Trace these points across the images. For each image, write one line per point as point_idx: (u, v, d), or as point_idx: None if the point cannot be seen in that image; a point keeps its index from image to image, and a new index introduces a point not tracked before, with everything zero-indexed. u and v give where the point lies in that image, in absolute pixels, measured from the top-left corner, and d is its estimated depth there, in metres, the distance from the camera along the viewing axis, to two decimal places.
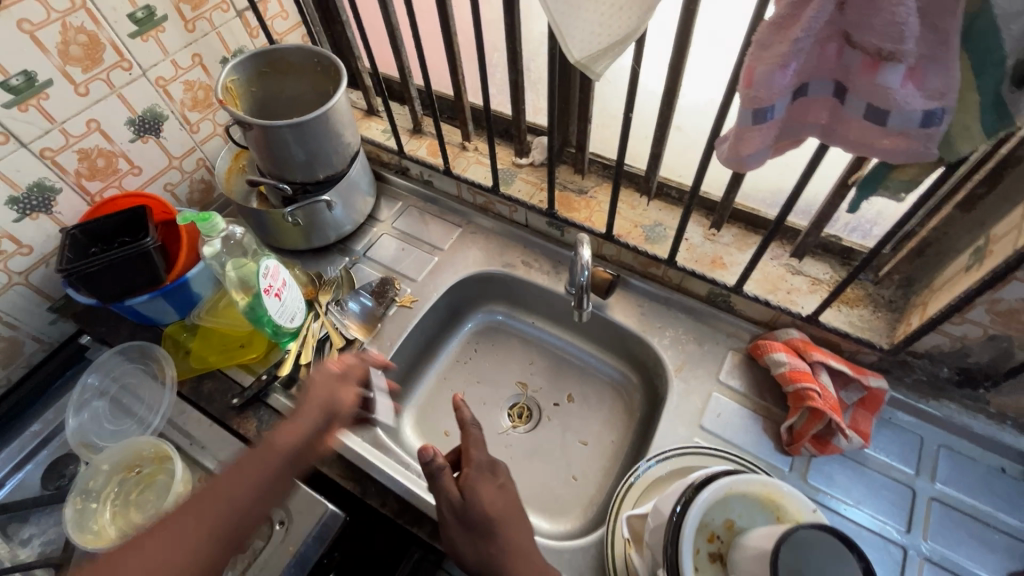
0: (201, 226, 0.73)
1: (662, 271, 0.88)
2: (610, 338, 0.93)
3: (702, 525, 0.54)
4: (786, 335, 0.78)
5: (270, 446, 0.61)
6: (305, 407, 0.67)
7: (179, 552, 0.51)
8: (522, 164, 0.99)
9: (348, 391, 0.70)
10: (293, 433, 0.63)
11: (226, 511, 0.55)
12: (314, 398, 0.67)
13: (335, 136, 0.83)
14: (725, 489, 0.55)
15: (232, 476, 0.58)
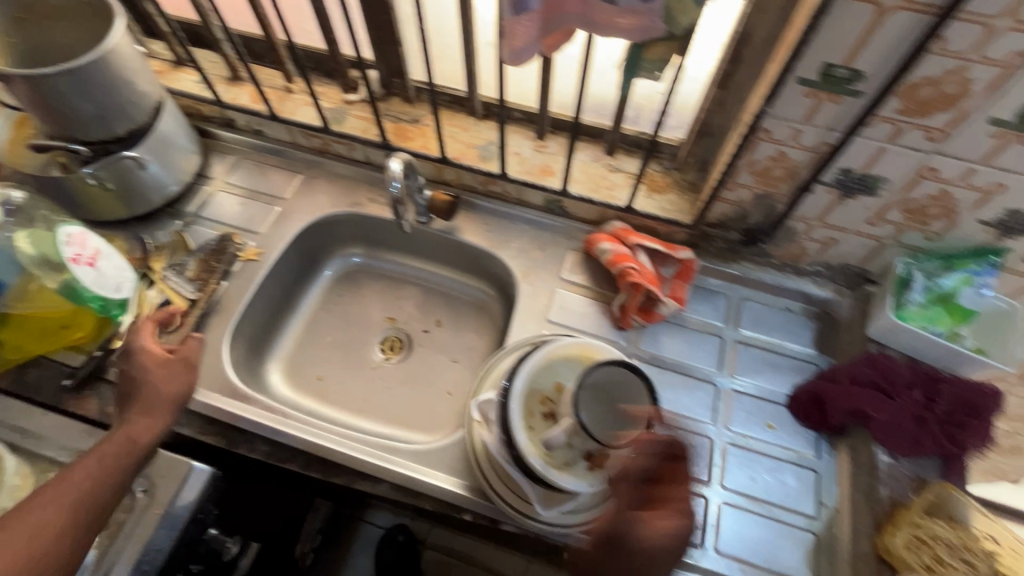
0: None
1: (500, 187, 0.92)
2: (464, 259, 0.97)
3: (533, 391, 0.63)
4: (611, 228, 0.87)
5: (132, 431, 0.65)
6: (134, 405, 0.67)
7: (46, 526, 0.55)
8: (351, 100, 0.97)
9: (175, 382, 0.71)
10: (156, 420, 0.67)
11: (84, 494, 0.59)
12: (155, 392, 0.69)
13: (125, 84, 0.76)
14: (546, 356, 0.65)
15: (76, 472, 0.60)
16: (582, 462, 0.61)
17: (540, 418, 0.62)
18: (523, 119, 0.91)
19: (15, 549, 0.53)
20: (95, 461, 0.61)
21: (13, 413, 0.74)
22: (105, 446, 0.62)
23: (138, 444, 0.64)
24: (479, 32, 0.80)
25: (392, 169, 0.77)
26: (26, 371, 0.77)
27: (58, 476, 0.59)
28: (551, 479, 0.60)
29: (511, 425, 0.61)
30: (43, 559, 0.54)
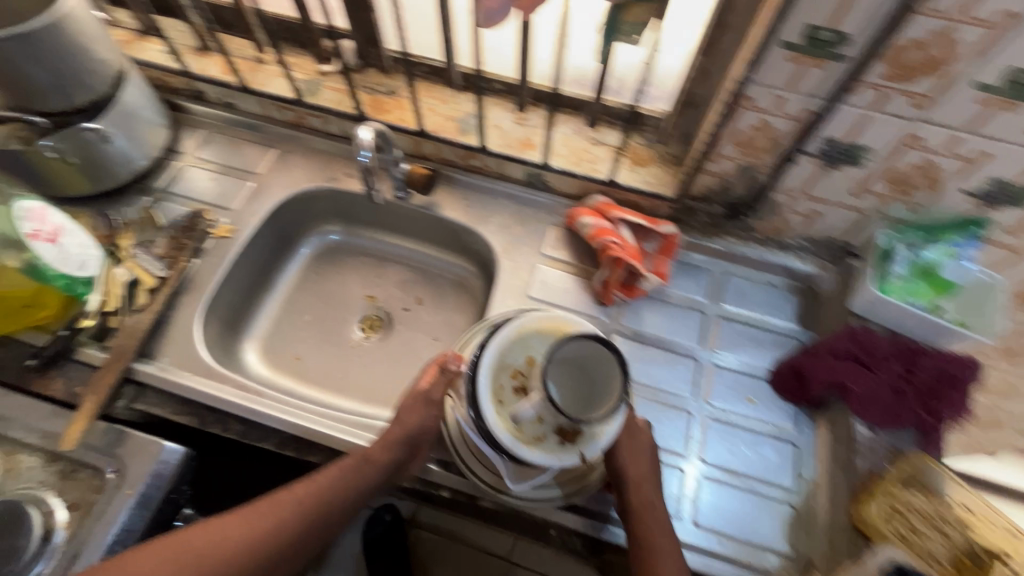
0: None
1: (480, 161, 0.89)
2: (445, 236, 0.95)
3: (502, 365, 0.62)
4: (592, 202, 0.85)
5: (367, 459, 0.66)
6: (389, 429, 0.68)
7: (276, 520, 0.61)
8: (326, 72, 0.94)
9: (425, 413, 0.69)
10: (385, 455, 0.67)
11: (313, 506, 0.63)
12: (401, 422, 0.68)
13: (84, 51, 0.73)
14: (514, 330, 0.63)
15: (323, 478, 0.65)
16: (553, 437, 0.59)
17: (510, 392, 0.61)
18: (502, 91, 0.88)
19: (264, 530, 0.60)
20: (341, 474, 0.65)
21: None
22: (350, 461, 0.66)
23: (376, 468, 0.66)
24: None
25: (362, 139, 0.75)
26: None
27: (314, 478, 0.65)
28: (520, 454, 0.59)
29: (478, 400, 0.60)
30: (268, 553, 0.59)
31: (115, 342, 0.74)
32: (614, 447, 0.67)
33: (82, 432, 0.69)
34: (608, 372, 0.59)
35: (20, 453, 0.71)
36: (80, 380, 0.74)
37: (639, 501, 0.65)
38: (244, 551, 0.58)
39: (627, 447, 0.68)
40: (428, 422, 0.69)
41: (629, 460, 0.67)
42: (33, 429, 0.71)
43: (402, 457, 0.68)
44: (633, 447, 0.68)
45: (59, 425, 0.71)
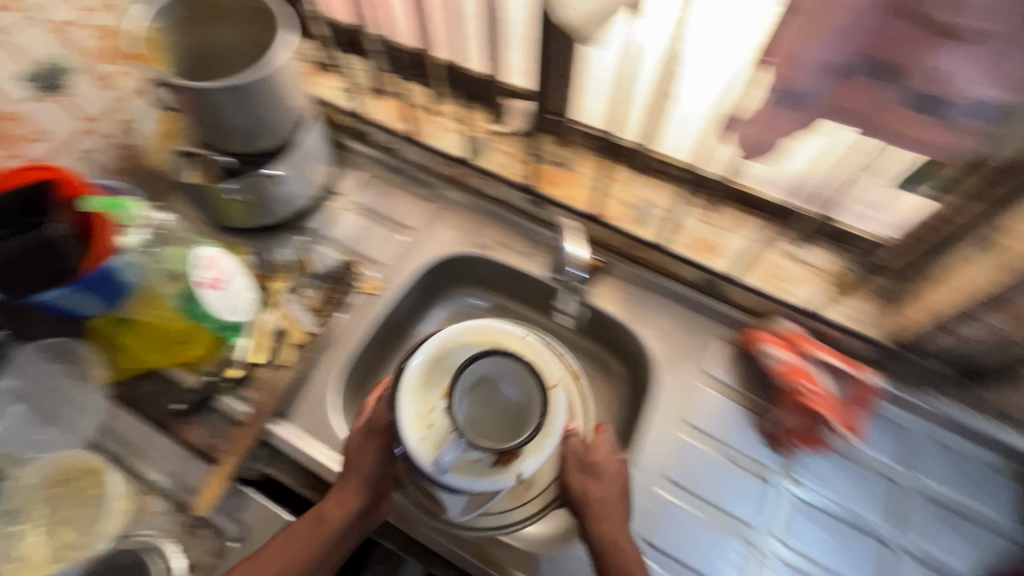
0: (117, 213, 0.70)
1: (650, 256, 0.80)
2: (592, 325, 0.84)
3: (427, 386, 0.62)
4: (779, 326, 0.73)
5: (321, 518, 0.65)
6: (346, 480, 0.66)
7: None
8: (498, 132, 0.88)
9: (377, 449, 0.67)
10: (340, 509, 0.65)
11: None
12: (352, 466, 0.66)
13: (281, 99, 0.71)
14: (436, 347, 0.65)
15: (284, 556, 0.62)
16: (486, 459, 0.57)
17: (437, 414, 0.60)
18: None
19: None
20: (296, 539, 0.63)
21: (122, 424, 0.72)
22: (305, 521, 0.65)
23: (333, 523, 0.64)
24: (672, 99, 0.67)
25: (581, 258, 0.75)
26: (139, 384, 0.74)
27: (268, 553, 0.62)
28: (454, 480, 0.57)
29: (402, 428, 0.59)
30: None
31: (258, 398, 0.73)
32: (568, 482, 0.64)
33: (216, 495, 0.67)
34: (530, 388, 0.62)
35: (151, 495, 0.69)
36: (218, 430, 0.71)
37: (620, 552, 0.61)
38: None
39: (593, 490, 0.63)
40: (381, 460, 0.67)
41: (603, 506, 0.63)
42: (168, 473, 0.69)
43: (364, 504, 0.66)
44: (598, 486, 0.64)
45: (193, 475, 0.69)
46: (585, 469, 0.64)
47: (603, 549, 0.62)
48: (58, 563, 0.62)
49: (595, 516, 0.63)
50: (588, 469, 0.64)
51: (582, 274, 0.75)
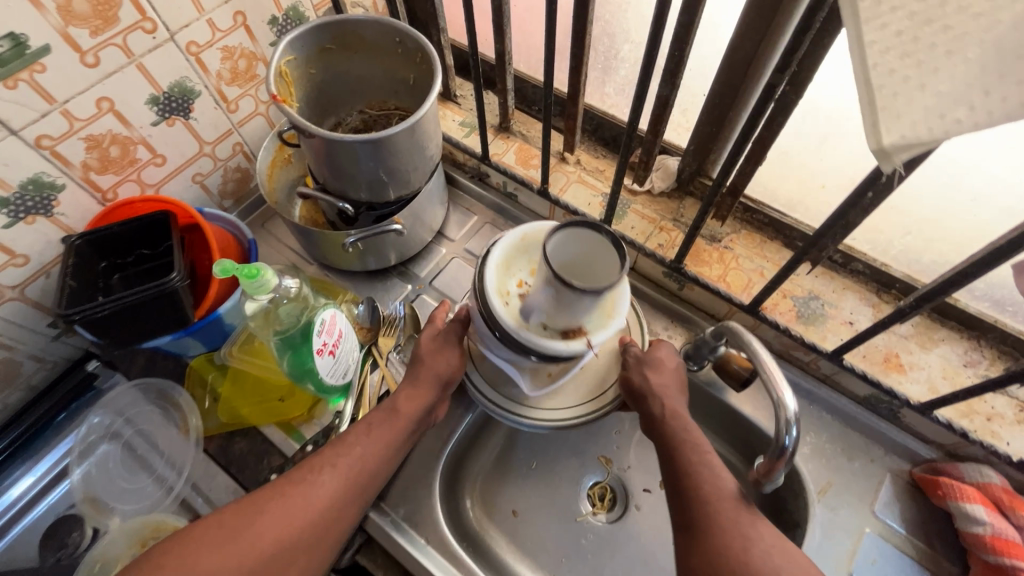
0: (247, 285, 0.53)
1: (810, 358, 0.69)
2: (726, 424, 0.73)
3: (506, 271, 0.57)
4: (980, 477, 0.60)
5: (396, 410, 0.57)
6: (417, 376, 0.60)
7: (319, 504, 0.49)
8: (637, 192, 0.79)
9: (453, 355, 0.62)
10: (414, 401, 0.58)
11: (352, 476, 0.52)
12: (424, 366, 0.61)
13: (419, 149, 0.63)
14: (518, 236, 0.59)
15: (362, 448, 0.54)
16: (557, 332, 0.54)
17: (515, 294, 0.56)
18: (862, 275, 0.69)
19: (306, 509, 0.48)
20: (373, 435, 0.55)
21: (213, 482, 0.67)
22: (374, 418, 0.57)
23: (407, 418, 0.57)
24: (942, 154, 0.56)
25: (786, 408, 0.49)
26: (234, 442, 0.68)
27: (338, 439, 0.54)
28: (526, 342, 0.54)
29: (486, 295, 0.55)
30: (316, 535, 0.48)
31: None
32: (629, 379, 0.63)
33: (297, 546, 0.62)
34: (608, 259, 0.50)
35: None
36: None
37: (681, 422, 0.57)
38: (296, 529, 0.47)
39: (673, 390, 0.61)
40: (455, 361, 0.62)
41: (668, 381, 0.61)
42: None
43: (435, 399, 0.60)
44: (661, 378, 0.61)
45: None
46: (646, 364, 0.62)
47: (663, 417, 0.58)
48: None
49: (657, 394, 0.60)
50: (649, 364, 0.63)
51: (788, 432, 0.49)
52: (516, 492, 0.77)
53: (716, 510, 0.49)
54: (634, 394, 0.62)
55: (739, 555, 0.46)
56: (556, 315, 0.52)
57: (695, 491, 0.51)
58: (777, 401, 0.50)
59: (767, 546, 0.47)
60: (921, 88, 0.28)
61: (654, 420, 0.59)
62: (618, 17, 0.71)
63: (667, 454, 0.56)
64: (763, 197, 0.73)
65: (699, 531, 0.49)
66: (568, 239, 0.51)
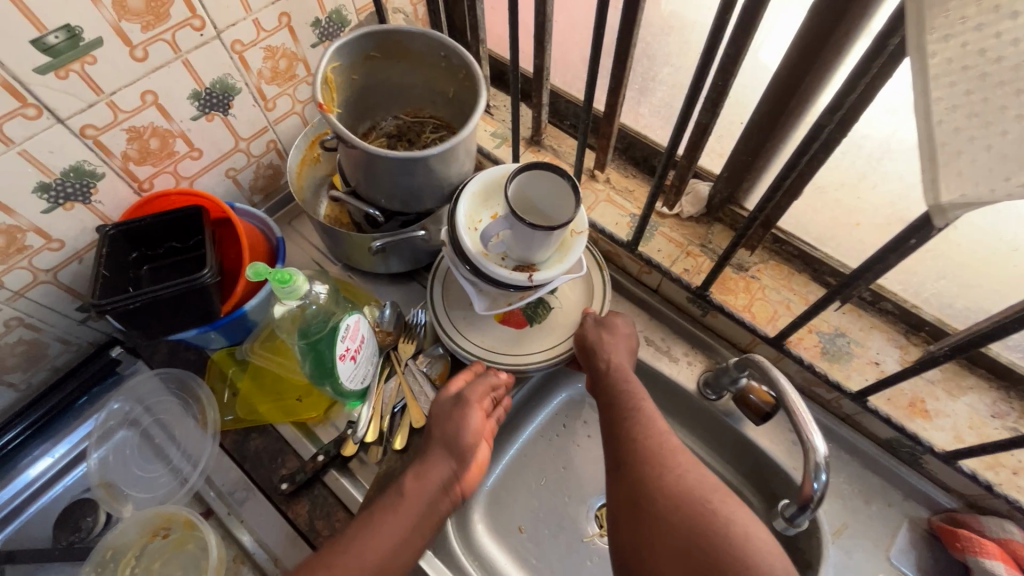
0: (279, 290, 0.53)
1: (831, 396, 0.68)
2: (741, 455, 0.72)
3: (483, 201, 0.67)
4: (1001, 532, 0.59)
5: (403, 489, 0.56)
6: (428, 451, 0.60)
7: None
8: (666, 214, 0.78)
9: (472, 417, 0.62)
10: (425, 482, 0.57)
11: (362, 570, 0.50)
12: (436, 435, 0.61)
13: (455, 162, 0.64)
14: (500, 175, 0.69)
15: (370, 542, 0.52)
16: (509, 261, 0.64)
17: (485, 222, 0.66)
18: (891, 315, 0.68)
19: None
20: (373, 522, 0.53)
21: (227, 477, 0.67)
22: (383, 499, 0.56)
23: (418, 499, 0.56)
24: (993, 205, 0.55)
25: (815, 451, 0.49)
26: (249, 439, 0.69)
27: (345, 537, 0.52)
28: (485, 268, 0.63)
29: (459, 214, 0.65)
30: None
31: (372, 485, 0.65)
32: (584, 334, 0.68)
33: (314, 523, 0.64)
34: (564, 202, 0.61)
35: (243, 563, 0.64)
36: (323, 511, 0.65)
37: (622, 375, 0.62)
38: None
39: (624, 348, 0.66)
40: (471, 424, 0.62)
41: (618, 343, 0.66)
42: (264, 545, 0.64)
43: (451, 474, 0.59)
44: (614, 338, 0.67)
45: (290, 555, 0.63)
46: (603, 326, 0.68)
47: (607, 372, 0.63)
48: None
49: (605, 353, 0.65)
50: (604, 324, 0.68)
51: (816, 476, 0.49)
52: (523, 507, 0.77)
53: (641, 443, 0.54)
54: (585, 348, 0.67)
55: (655, 479, 0.51)
56: (513, 246, 0.61)
57: (626, 429, 0.57)
58: (807, 445, 0.50)
59: (683, 469, 0.52)
60: (986, 149, 0.28)
61: (600, 376, 0.64)
62: (660, 40, 0.70)
63: (607, 403, 0.61)
64: (793, 229, 0.72)
65: (627, 467, 0.54)
66: (530, 179, 0.62)
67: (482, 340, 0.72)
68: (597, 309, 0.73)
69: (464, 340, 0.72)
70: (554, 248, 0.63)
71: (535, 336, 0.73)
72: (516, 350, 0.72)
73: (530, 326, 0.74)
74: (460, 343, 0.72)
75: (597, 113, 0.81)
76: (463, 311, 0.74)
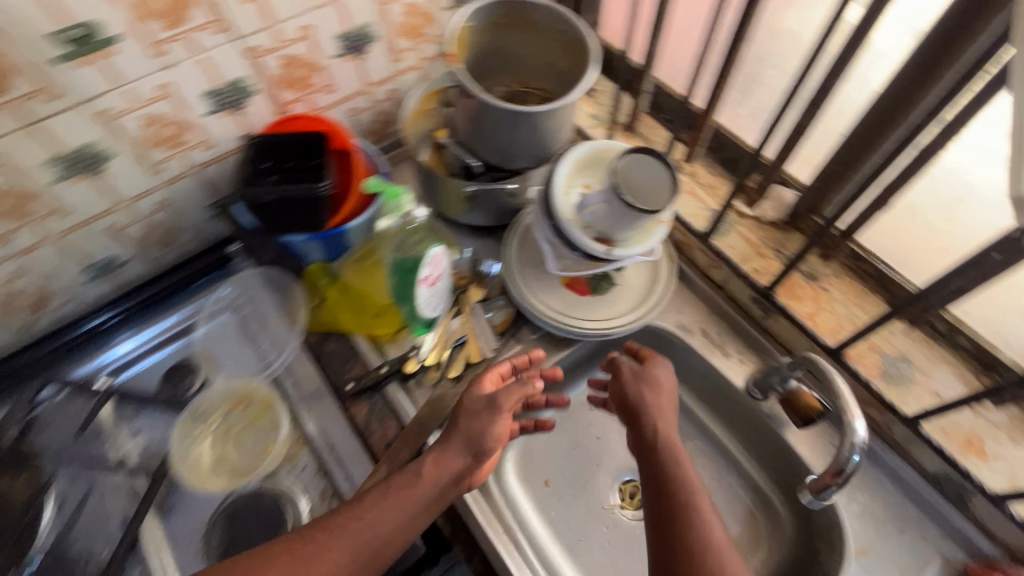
0: None
1: (884, 420, 0.67)
2: (777, 459, 0.73)
3: (581, 170, 0.72)
4: None
5: (418, 473, 0.58)
6: (449, 441, 0.61)
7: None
8: (746, 214, 0.80)
9: (491, 423, 0.62)
10: (439, 470, 0.59)
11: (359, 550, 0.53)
12: (459, 428, 0.62)
13: (555, 126, 0.70)
14: (603, 149, 0.73)
15: (374, 528, 0.55)
16: (591, 231, 0.68)
17: (578, 190, 0.71)
18: (964, 351, 0.67)
19: None
20: (379, 509, 0.55)
21: (303, 370, 0.77)
22: (397, 483, 0.58)
23: (428, 490, 0.58)
24: None
25: (856, 433, 0.55)
26: (326, 342, 0.77)
27: (357, 505, 0.56)
28: (568, 231, 0.68)
29: (557, 177, 0.70)
30: None
31: (422, 405, 0.71)
32: (626, 390, 0.67)
33: (373, 428, 0.71)
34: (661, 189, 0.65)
35: (301, 447, 0.72)
36: (378, 416, 0.72)
37: (671, 448, 0.60)
38: None
39: (670, 405, 0.66)
40: (496, 429, 0.62)
41: (660, 403, 0.65)
42: (325, 433, 0.72)
43: (464, 467, 0.60)
44: (657, 397, 0.66)
45: (344, 447, 0.71)
46: (643, 380, 0.67)
47: (655, 442, 0.61)
48: (218, 477, 0.69)
49: (652, 418, 0.63)
50: (645, 379, 0.67)
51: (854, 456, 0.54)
52: (554, 463, 0.81)
53: (691, 548, 0.51)
54: (629, 410, 0.66)
55: None
56: (602, 218, 0.66)
57: (675, 528, 0.53)
58: (847, 424, 0.56)
59: None
60: None
61: (646, 444, 0.61)
62: (776, 43, 0.72)
63: (654, 482, 0.58)
64: (877, 248, 0.71)
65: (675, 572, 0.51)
66: (640, 161, 0.66)
67: (543, 300, 0.76)
68: (656, 296, 0.77)
69: (528, 295, 0.77)
70: (637, 229, 0.68)
71: (594, 306, 0.77)
72: (573, 317, 0.75)
73: (591, 296, 0.77)
74: (523, 299, 0.76)
75: (696, 109, 0.83)
76: (533, 269, 0.79)
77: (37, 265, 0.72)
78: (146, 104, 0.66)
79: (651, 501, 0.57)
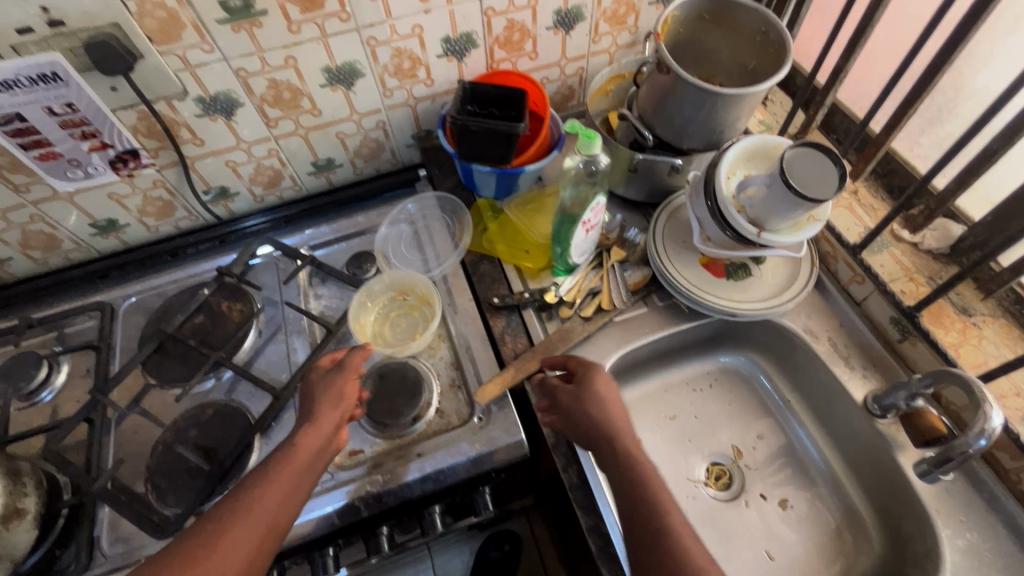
0: (582, 143, 0.72)
1: (1014, 464, 0.65)
2: (876, 478, 0.75)
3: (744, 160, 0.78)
4: None
5: (291, 442, 0.62)
6: (315, 412, 0.65)
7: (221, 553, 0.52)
8: (902, 238, 0.80)
9: (345, 387, 0.68)
10: (313, 437, 0.63)
11: (265, 521, 0.56)
12: (319, 396, 0.67)
13: (733, 115, 0.76)
14: (773, 145, 0.79)
15: (268, 491, 0.57)
16: (743, 214, 0.73)
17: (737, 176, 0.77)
18: None
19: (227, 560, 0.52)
20: (268, 482, 0.58)
21: (456, 281, 0.89)
22: (276, 456, 0.60)
23: (313, 453, 0.62)
24: None
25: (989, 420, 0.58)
26: (480, 263, 0.90)
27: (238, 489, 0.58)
28: (723, 208, 0.74)
29: (723, 160, 0.76)
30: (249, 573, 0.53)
31: (552, 332, 0.81)
32: (577, 418, 0.66)
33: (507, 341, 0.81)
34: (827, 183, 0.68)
35: (442, 341, 0.84)
36: (512, 331, 0.82)
37: (637, 463, 0.60)
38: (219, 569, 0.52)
39: (624, 420, 0.65)
40: (345, 390, 0.67)
41: (614, 417, 0.65)
42: (463, 334, 0.84)
43: (335, 429, 0.65)
44: (604, 414, 0.65)
45: (477, 349, 0.82)
46: (575, 392, 0.68)
47: (620, 458, 0.61)
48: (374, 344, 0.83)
49: (612, 432, 0.63)
50: (573, 391, 0.68)
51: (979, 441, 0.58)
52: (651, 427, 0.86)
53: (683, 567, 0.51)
54: (584, 429, 0.65)
55: None
56: (759, 203, 0.72)
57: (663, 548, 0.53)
58: (982, 412, 0.58)
59: None
60: None
61: (614, 463, 0.61)
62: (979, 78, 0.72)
63: (630, 501, 0.57)
64: None
65: None
66: (809, 156, 0.71)
67: (679, 271, 0.83)
68: (791, 293, 0.80)
69: (666, 263, 0.83)
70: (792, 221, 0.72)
71: (727, 288, 0.81)
72: (705, 293, 0.80)
73: (725, 279, 0.82)
74: (662, 264, 0.83)
75: (871, 132, 0.86)
76: (675, 244, 0.86)
77: (284, 149, 0.91)
78: (400, 39, 0.82)
79: (629, 523, 0.57)
